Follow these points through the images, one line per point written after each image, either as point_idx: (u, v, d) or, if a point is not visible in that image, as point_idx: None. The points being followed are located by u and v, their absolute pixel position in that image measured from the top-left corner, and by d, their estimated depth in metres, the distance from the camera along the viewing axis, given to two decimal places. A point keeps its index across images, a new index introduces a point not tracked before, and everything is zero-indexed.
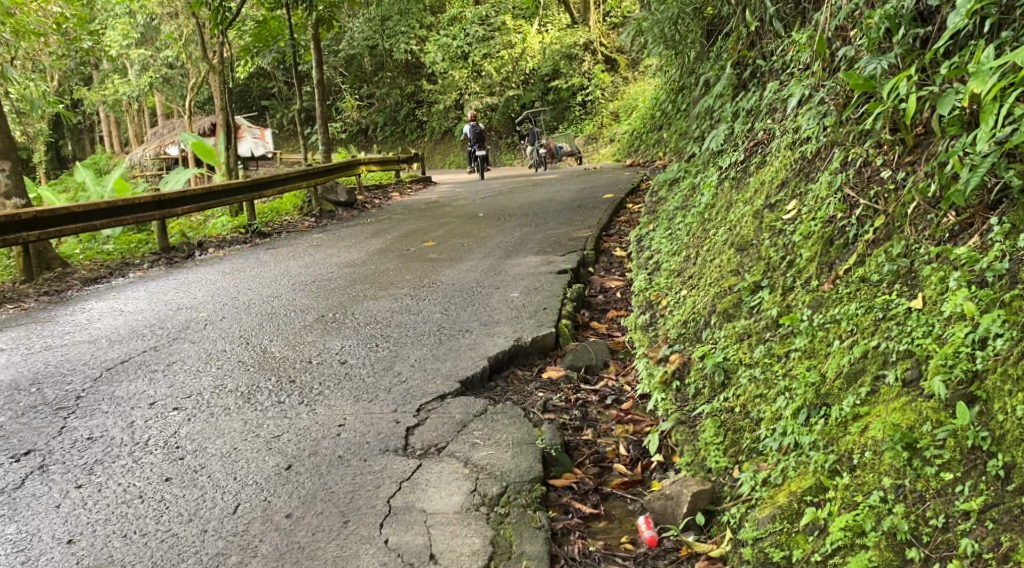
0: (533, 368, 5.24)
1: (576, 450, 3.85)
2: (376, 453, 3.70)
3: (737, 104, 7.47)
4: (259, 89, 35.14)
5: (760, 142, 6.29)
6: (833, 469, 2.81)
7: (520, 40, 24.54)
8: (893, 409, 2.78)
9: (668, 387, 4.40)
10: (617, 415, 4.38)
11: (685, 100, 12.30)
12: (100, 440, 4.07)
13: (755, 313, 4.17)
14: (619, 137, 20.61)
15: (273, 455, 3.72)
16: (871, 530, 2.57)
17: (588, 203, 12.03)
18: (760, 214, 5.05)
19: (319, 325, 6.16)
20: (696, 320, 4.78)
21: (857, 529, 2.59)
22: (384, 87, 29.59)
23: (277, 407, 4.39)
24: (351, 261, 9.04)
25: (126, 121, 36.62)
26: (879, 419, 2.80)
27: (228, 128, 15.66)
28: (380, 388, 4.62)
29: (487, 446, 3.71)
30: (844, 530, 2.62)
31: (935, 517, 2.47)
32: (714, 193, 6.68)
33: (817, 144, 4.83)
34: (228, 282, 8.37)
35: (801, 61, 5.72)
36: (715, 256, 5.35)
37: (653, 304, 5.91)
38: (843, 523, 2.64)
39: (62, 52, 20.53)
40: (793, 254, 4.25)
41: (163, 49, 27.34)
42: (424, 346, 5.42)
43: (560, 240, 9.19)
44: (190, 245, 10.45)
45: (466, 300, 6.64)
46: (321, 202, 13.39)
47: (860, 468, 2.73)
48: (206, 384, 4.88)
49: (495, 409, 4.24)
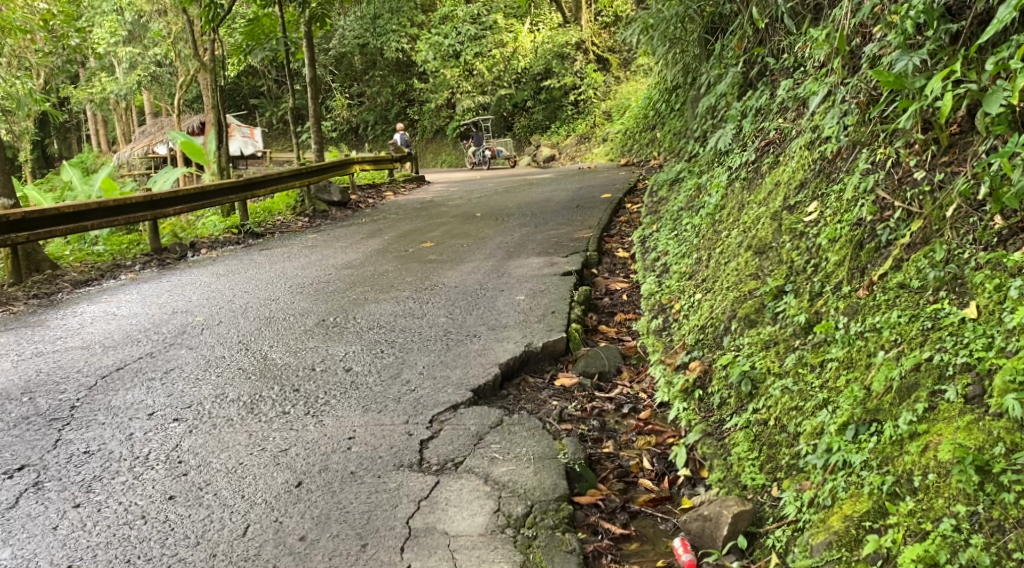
0: (544, 374, 5.07)
1: (600, 465, 3.69)
2: (391, 468, 3.52)
3: (744, 103, 7.32)
4: (249, 87, 34.93)
5: (772, 142, 6.14)
6: (893, 492, 2.67)
7: (512, 40, 24.77)
8: (958, 428, 2.65)
9: (689, 395, 4.24)
10: (637, 425, 4.22)
11: (682, 99, 12.17)
12: (97, 455, 3.87)
13: (780, 319, 4.01)
14: (611, 137, 20.45)
15: (281, 471, 3.54)
16: (945, 563, 2.41)
17: (586, 203, 11.87)
18: (779, 216, 4.89)
19: (320, 330, 5.97)
20: (715, 326, 4.61)
21: (927, 561, 2.44)
22: (374, 86, 29.35)
23: (282, 418, 4.21)
24: (349, 263, 8.85)
25: (114, 119, 36.27)
26: (943, 439, 2.65)
27: (219, 126, 15.41)
28: (388, 397, 4.44)
29: (507, 460, 3.55)
30: (915, 562, 2.45)
31: (1020, 551, 2.32)
32: (723, 194, 6.54)
33: (838, 144, 4.68)
34: (222, 285, 8.16)
35: (817, 58, 5.58)
36: (731, 259, 5.19)
37: (665, 308, 5.74)
38: (912, 554, 2.48)
39: (49, 49, 20.19)
40: (818, 258, 4.10)
41: (151, 47, 27.05)
42: (431, 352, 5.25)
43: (562, 241, 9.04)
44: (183, 246, 10.22)
45: (471, 303, 6.47)
46: (315, 202, 13.17)
47: (924, 492, 2.59)
48: (206, 394, 4.69)
49: (511, 420, 4.07)
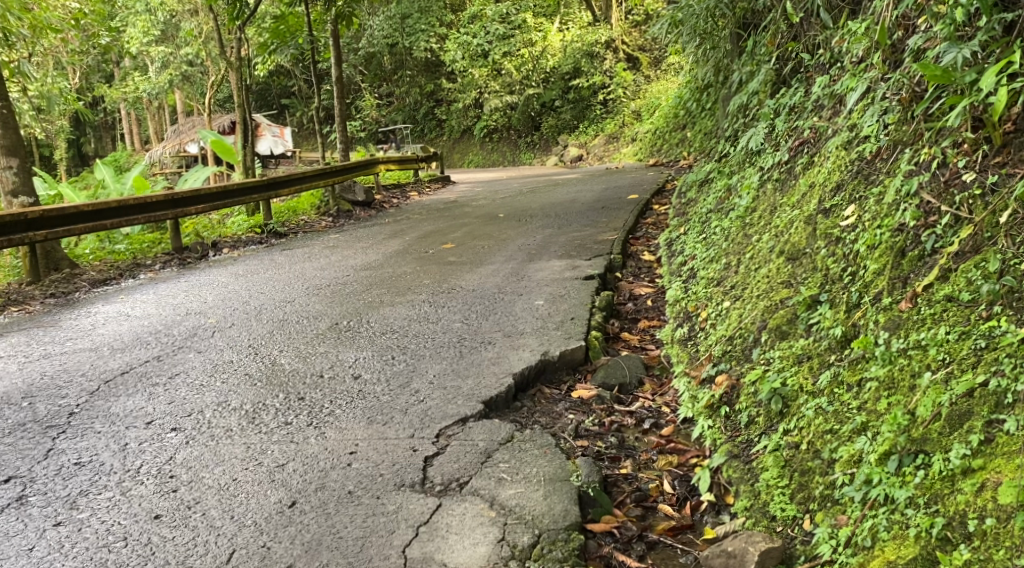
0: (561, 385, 4.81)
1: (616, 488, 3.43)
2: (390, 488, 3.30)
3: (777, 100, 7.02)
4: (279, 87, 35.07)
5: (806, 141, 5.84)
6: (944, 537, 2.42)
7: (541, 38, 24.35)
8: (1021, 467, 2.38)
9: (714, 412, 3.97)
10: (658, 443, 3.96)
11: (712, 98, 11.84)
12: (88, 466, 3.70)
13: (814, 332, 3.74)
14: (641, 136, 20.09)
15: (275, 489, 3.35)
16: None
17: (613, 203, 11.59)
18: (813, 220, 4.58)
19: (332, 335, 5.76)
20: (744, 337, 4.33)
21: None
22: (404, 85, 29.38)
23: (283, 429, 4.00)
24: (368, 264, 8.66)
25: (147, 118, 36.63)
26: (1003, 479, 2.40)
27: (245, 125, 15.33)
28: (396, 408, 4.21)
29: (515, 482, 3.30)
30: None
31: None
32: (755, 196, 6.24)
33: (877, 143, 4.38)
34: (240, 285, 8.01)
35: (855, 53, 5.26)
36: (762, 266, 4.90)
37: (692, 316, 5.46)
38: None
39: (79, 49, 20.15)
40: (856, 265, 3.81)
41: (182, 46, 26.72)
42: (444, 359, 5.01)
43: (586, 243, 8.77)
44: (204, 245, 10.11)
45: (489, 308, 6.22)
46: (339, 202, 13.02)
47: (979, 538, 2.35)
48: (209, 401, 4.50)
49: (522, 436, 3.82)
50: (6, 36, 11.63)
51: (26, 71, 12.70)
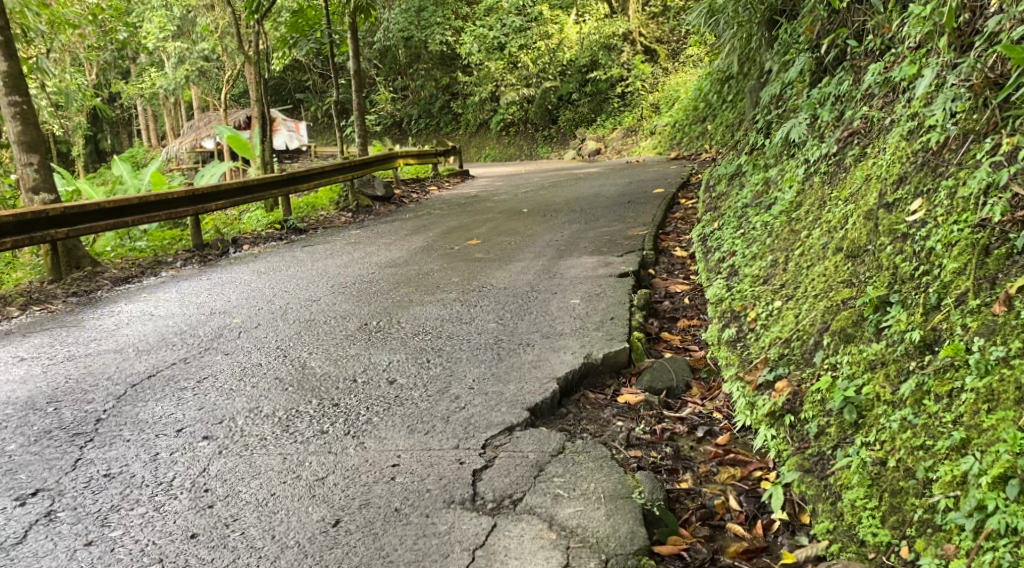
0: (605, 389, 4.58)
1: (680, 504, 3.29)
2: (440, 506, 3.12)
3: (820, 90, 6.72)
4: (294, 82, 34.95)
5: (857, 132, 5.58)
6: None
7: (557, 31, 23.90)
8: None
9: (777, 421, 3.73)
10: (716, 454, 3.74)
11: (737, 90, 11.55)
12: (119, 478, 3.52)
13: (886, 336, 3.50)
14: (660, 130, 19.78)
15: (317, 505, 3.16)
16: None
17: (638, 198, 11.30)
18: (874, 215, 4.31)
19: (362, 336, 5.55)
20: (803, 340, 4.09)
21: None
22: (419, 80, 29.17)
23: (320, 438, 3.80)
24: (393, 261, 8.46)
25: (163, 114, 36.61)
26: None
27: (262, 120, 15.15)
28: (436, 415, 3.99)
29: (573, 500, 3.14)
30: None
31: None
32: (799, 190, 5.97)
33: (945, 133, 4.09)
34: (264, 283, 7.84)
35: (913, 38, 4.98)
36: (816, 263, 4.65)
37: (738, 315, 5.19)
38: None
39: (97, 45, 20.00)
40: (929, 264, 3.58)
41: (200, 41, 26.44)
42: (481, 363, 4.78)
43: (615, 239, 8.51)
44: (224, 242, 9.93)
45: (522, 306, 6.00)
46: (358, 197, 12.82)
47: None
48: (241, 407, 4.30)
49: (574, 446, 3.60)
50: (24, 31, 11.41)
51: (44, 66, 12.52)
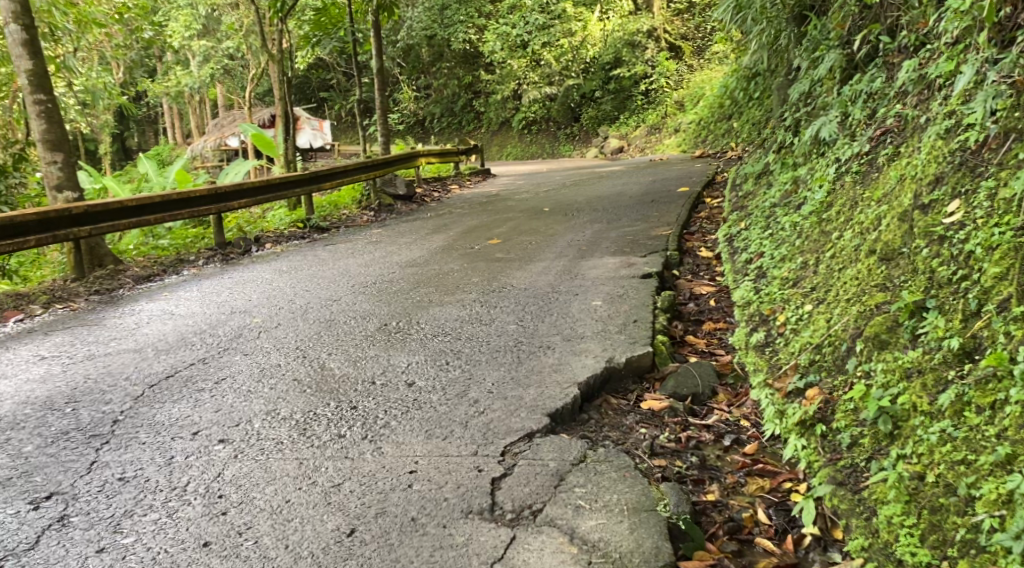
0: (628, 395, 4.47)
1: (706, 517, 3.18)
2: (457, 516, 3.04)
3: (851, 87, 6.56)
4: (318, 81, 35.08)
5: (890, 131, 5.44)
6: None
7: (581, 29, 23.81)
8: None
9: (807, 430, 3.60)
10: (744, 464, 3.62)
11: (764, 87, 11.37)
12: (133, 482, 3.47)
13: (922, 344, 3.38)
14: (684, 128, 19.58)
15: (332, 514, 3.11)
16: None
17: (662, 197, 11.16)
18: (908, 216, 4.16)
19: (381, 337, 5.47)
20: (835, 346, 3.96)
21: None
22: (442, 78, 29.12)
23: (337, 443, 3.73)
24: (414, 261, 8.39)
25: (188, 112, 36.87)
26: None
27: (285, 118, 15.15)
28: (454, 420, 3.90)
29: (595, 512, 3.04)
30: None
31: None
32: (829, 190, 5.82)
33: (985, 132, 3.97)
34: (285, 282, 7.81)
35: (951, 34, 4.82)
36: (848, 266, 4.51)
37: (766, 319, 5.06)
38: None
39: (123, 44, 20.13)
40: (968, 268, 3.45)
41: (225, 40, 26.58)
42: (501, 366, 4.69)
43: (638, 239, 8.39)
44: (247, 240, 9.92)
45: (544, 308, 5.90)
46: (379, 196, 12.78)
47: None
48: (258, 410, 4.24)
49: (596, 455, 3.49)
50: (51, 30, 11.47)
51: (70, 65, 12.58)
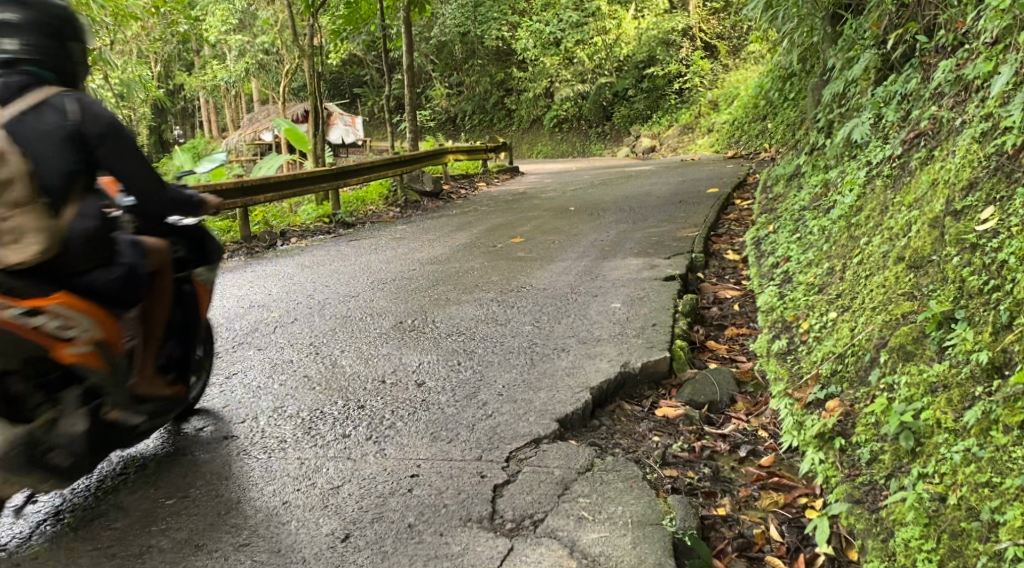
0: (643, 401, 4.35)
1: (715, 532, 3.06)
2: (456, 524, 2.96)
3: (886, 88, 6.36)
4: (352, 77, 35.28)
5: (924, 133, 5.25)
6: None
7: (615, 27, 23.37)
8: None
9: (826, 443, 3.46)
10: (759, 477, 3.49)
11: (799, 87, 11.11)
12: (133, 478, 3.43)
13: (949, 357, 3.23)
14: (718, 127, 19.33)
15: (328, 517, 3.04)
16: None
17: (691, 197, 10.99)
18: (939, 223, 3.99)
19: (396, 335, 5.39)
20: (858, 356, 3.81)
21: None
22: (474, 75, 29.07)
23: (341, 443, 3.65)
24: (436, 258, 8.32)
25: (224, 106, 37.26)
26: None
27: (316, 113, 15.16)
28: (461, 422, 3.81)
29: (598, 524, 2.93)
30: None
31: None
32: (860, 194, 5.63)
33: (1022, 135, 3.79)
34: (305, 277, 7.77)
35: (989, 33, 4.64)
36: (875, 273, 4.35)
37: (790, 326, 4.91)
38: None
39: (160, 38, 20.35)
40: (1000, 278, 3.29)
41: (260, 34, 26.79)
42: (514, 368, 4.59)
43: (664, 240, 8.24)
44: (272, 234, 9.93)
45: (562, 309, 5.79)
46: (406, 192, 12.74)
47: None
48: (265, 406, 4.18)
49: (604, 464, 3.37)
50: (88, 24, 11.56)
51: (106, 57, 12.68)
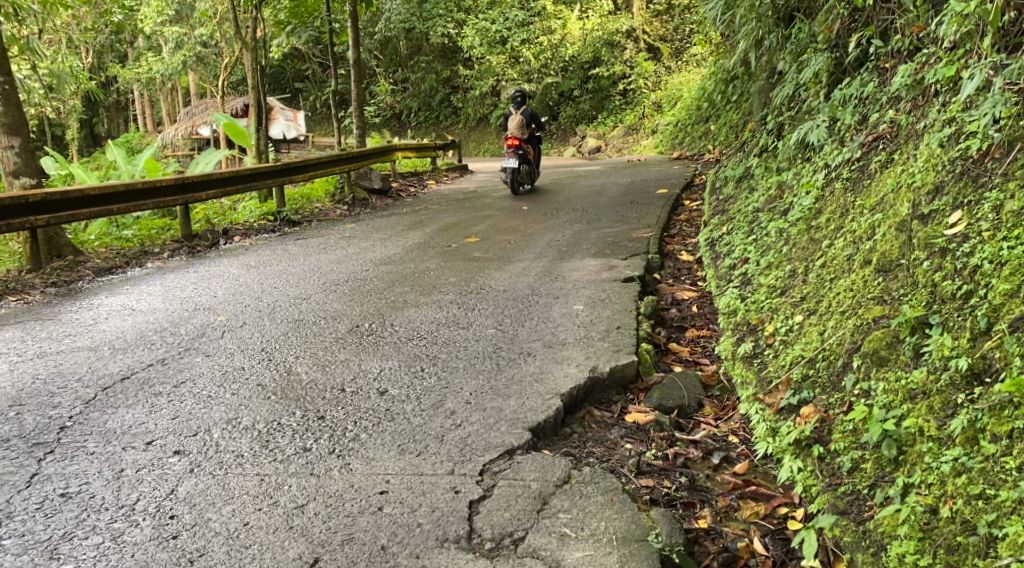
0: (612, 406, 4.25)
1: (699, 546, 3.01)
2: (432, 545, 2.84)
3: (841, 90, 6.38)
4: (293, 71, 34.61)
5: (882, 137, 5.29)
6: None
7: (560, 26, 23.68)
8: None
9: (803, 451, 3.43)
10: (736, 486, 3.44)
11: (743, 90, 11.22)
12: (77, 498, 3.19)
13: (926, 362, 3.21)
14: (661, 128, 19.44)
15: (294, 540, 2.88)
16: None
17: (641, 198, 10.98)
18: (907, 226, 3.97)
19: (353, 340, 5.20)
20: (830, 361, 3.77)
21: None
22: (419, 72, 28.69)
23: (302, 458, 3.46)
24: (388, 258, 8.11)
25: (160, 99, 36.11)
26: None
27: (258, 107, 14.74)
28: (429, 433, 3.66)
29: (582, 542, 2.85)
30: None
31: None
32: (818, 196, 5.64)
33: (987, 140, 3.82)
34: (253, 278, 7.48)
35: (948, 38, 4.67)
36: (841, 275, 4.34)
37: (755, 329, 4.86)
38: None
39: (92, 27, 19.52)
40: (974, 283, 3.28)
41: (198, 26, 25.97)
42: (479, 374, 4.44)
43: (619, 240, 8.20)
44: (215, 233, 9.58)
45: (523, 311, 5.67)
46: (353, 189, 12.45)
47: None
48: (218, 418, 3.96)
49: (581, 476, 3.28)
50: (16, 11, 10.96)
51: (35, 47, 12.03)
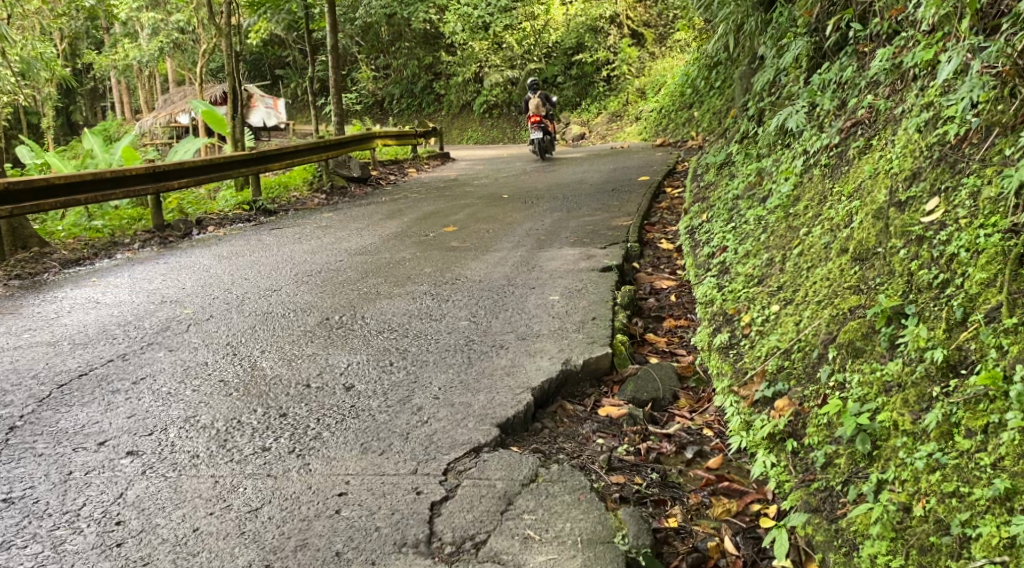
0: (584, 399, 4.15)
1: (668, 546, 2.92)
2: (389, 550, 2.73)
3: (820, 75, 6.26)
4: (274, 58, 34.16)
5: (861, 123, 5.18)
6: None
7: (544, 12, 23.38)
8: None
9: (777, 445, 3.34)
10: (709, 481, 3.34)
11: (725, 76, 11.08)
12: (19, 504, 3.05)
13: (901, 354, 3.11)
14: (645, 115, 19.27)
15: (244, 547, 2.76)
16: None
17: (623, 185, 10.85)
18: (884, 214, 3.88)
19: (321, 333, 5.06)
20: (805, 352, 3.67)
21: None
22: (401, 58, 28.36)
23: (259, 458, 3.33)
24: (364, 248, 7.96)
25: (138, 87, 35.57)
26: None
27: (234, 94, 14.48)
28: (394, 431, 3.54)
29: (546, 545, 2.75)
30: None
31: None
32: (797, 183, 5.53)
33: (965, 125, 3.69)
34: (224, 269, 7.31)
35: (926, 21, 4.56)
36: (818, 264, 4.24)
37: (731, 318, 4.76)
38: None
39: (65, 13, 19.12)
40: (951, 272, 3.18)
41: (174, 13, 25.54)
42: (449, 367, 4.32)
43: (598, 229, 8.07)
44: (187, 223, 9.39)
45: (497, 302, 5.55)
46: (331, 177, 12.26)
47: None
48: (175, 416, 3.82)
49: (548, 474, 3.18)
50: None
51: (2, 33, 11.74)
